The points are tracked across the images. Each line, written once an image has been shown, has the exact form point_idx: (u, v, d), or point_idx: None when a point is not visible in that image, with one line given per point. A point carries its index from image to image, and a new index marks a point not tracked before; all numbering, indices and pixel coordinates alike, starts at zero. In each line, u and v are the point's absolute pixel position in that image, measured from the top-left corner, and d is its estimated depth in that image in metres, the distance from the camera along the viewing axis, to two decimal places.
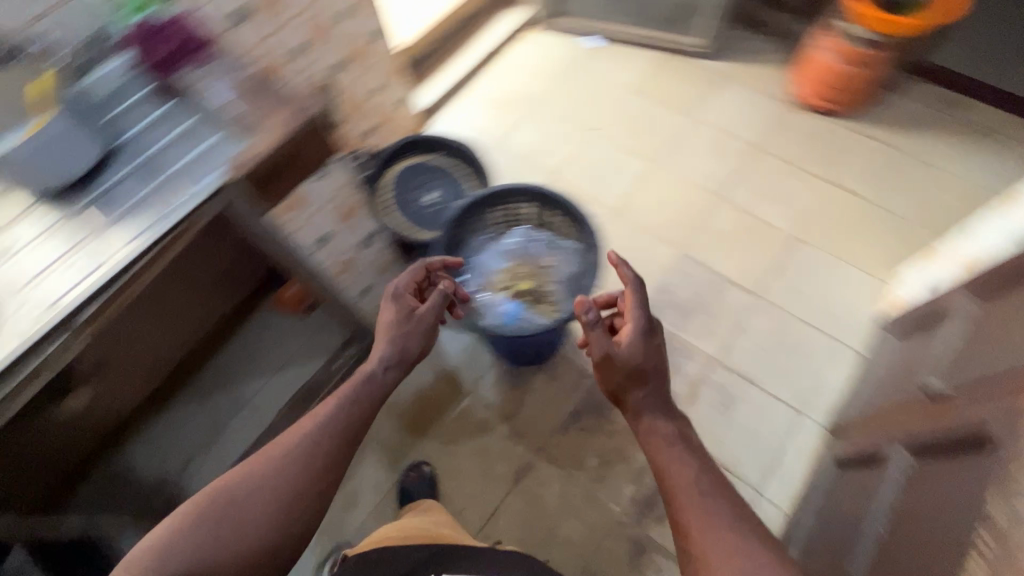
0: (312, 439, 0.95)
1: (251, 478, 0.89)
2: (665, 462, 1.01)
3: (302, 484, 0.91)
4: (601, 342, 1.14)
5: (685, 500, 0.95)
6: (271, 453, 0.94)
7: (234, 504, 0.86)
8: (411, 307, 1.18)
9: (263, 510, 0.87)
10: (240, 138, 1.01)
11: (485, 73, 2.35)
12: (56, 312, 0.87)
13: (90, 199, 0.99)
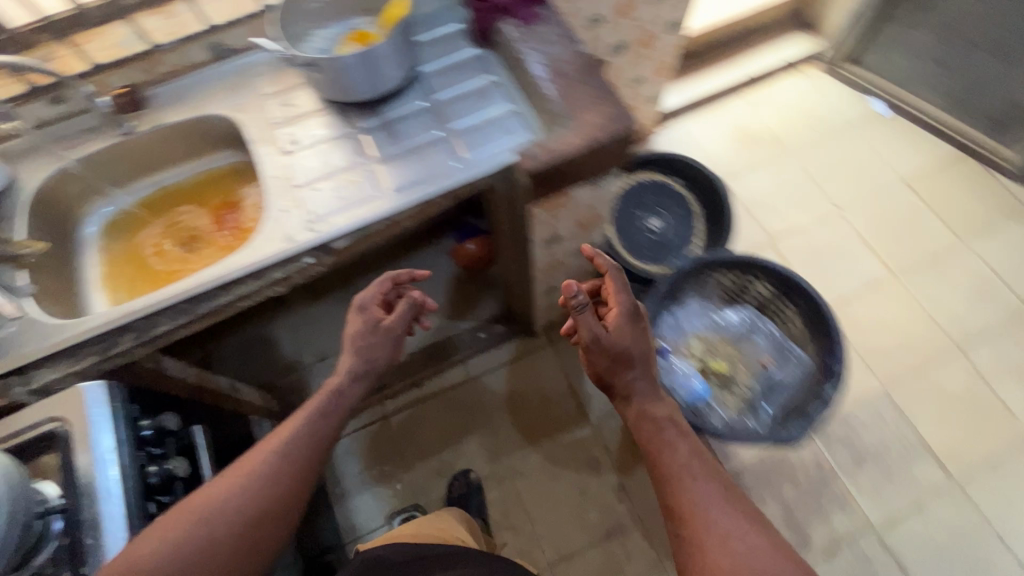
0: (290, 451, 0.83)
1: (204, 508, 0.74)
2: (660, 444, 0.83)
3: (271, 514, 0.78)
4: (587, 321, 0.88)
5: (688, 494, 0.76)
6: (229, 478, 0.78)
7: (184, 540, 0.71)
8: (378, 319, 0.96)
9: (217, 545, 0.72)
10: (539, 123, 0.94)
11: (740, 96, 2.11)
12: (318, 232, 0.85)
13: (377, 125, 0.96)
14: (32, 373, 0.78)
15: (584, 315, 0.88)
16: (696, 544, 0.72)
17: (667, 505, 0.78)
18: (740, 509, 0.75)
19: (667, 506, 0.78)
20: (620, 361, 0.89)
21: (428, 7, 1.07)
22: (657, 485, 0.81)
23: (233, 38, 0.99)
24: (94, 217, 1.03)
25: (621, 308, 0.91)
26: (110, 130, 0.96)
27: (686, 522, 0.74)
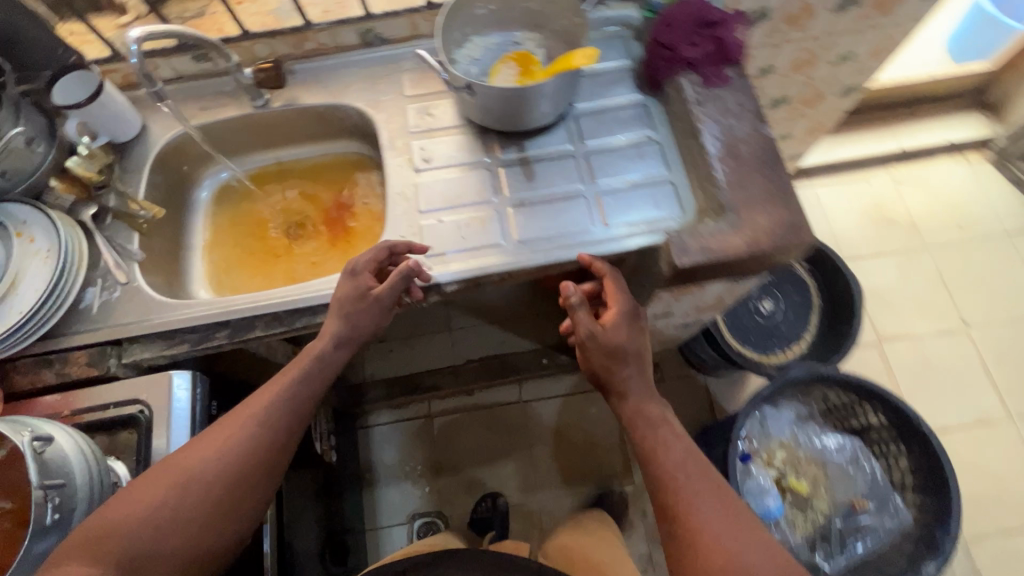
0: (269, 416, 0.71)
1: (168, 482, 0.63)
2: (656, 444, 0.70)
3: (242, 487, 0.67)
4: (585, 325, 0.76)
5: (693, 516, 0.63)
6: (200, 447, 0.67)
7: (147, 515, 0.61)
8: (369, 287, 0.76)
9: (180, 523, 0.62)
10: (694, 205, 0.83)
11: (886, 168, 1.88)
12: (434, 273, 0.79)
13: (516, 162, 0.87)
14: (127, 348, 0.77)
15: (582, 311, 0.76)
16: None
17: (671, 530, 0.64)
18: (752, 530, 0.62)
19: (671, 531, 0.64)
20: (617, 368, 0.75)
21: (597, 36, 0.96)
22: (656, 505, 0.67)
23: (388, 29, 0.92)
24: (209, 180, 1.00)
25: (616, 303, 0.78)
26: (246, 100, 0.93)
27: (694, 551, 0.61)
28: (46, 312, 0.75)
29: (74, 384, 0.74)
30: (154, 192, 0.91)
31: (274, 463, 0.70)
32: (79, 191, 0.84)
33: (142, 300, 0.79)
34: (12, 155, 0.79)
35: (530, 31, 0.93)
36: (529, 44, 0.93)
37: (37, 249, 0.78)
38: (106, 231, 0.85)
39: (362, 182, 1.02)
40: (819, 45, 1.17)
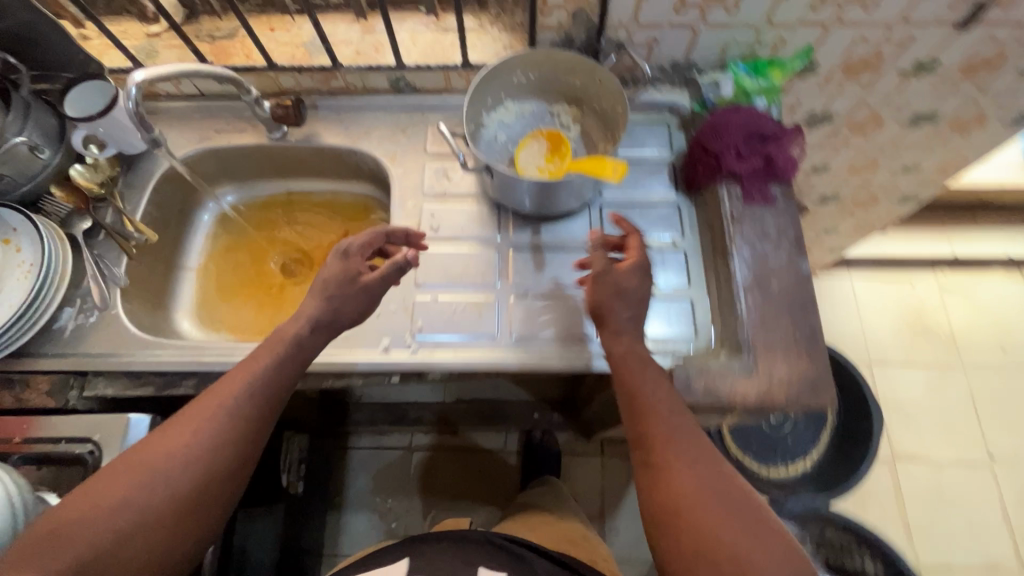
0: (240, 402, 0.61)
1: (130, 478, 0.56)
2: (641, 381, 0.64)
3: (213, 479, 0.58)
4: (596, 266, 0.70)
5: (670, 455, 0.59)
6: (163, 441, 0.58)
7: (106, 513, 0.54)
8: (359, 271, 0.69)
9: (146, 515, 0.55)
10: (711, 330, 0.76)
11: (935, 273, 1.76)
12: (417, 358, 0.74)
13: (529, 246, 0.81)
14: (90, 381, 0.74)
15: (598, 255, 0.71)
16: (678, 514, 0.55)
17: (645, 467, 0.60)
18: (729, 477, 0.58)
19: (645, 462, 0.60)
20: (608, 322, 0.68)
21: (641, 120, 0.90)
22: (633, 443, 0.63)
23: (420, 79, 0.87)
24: (213, 200, 0.96)
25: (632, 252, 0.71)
26: (263, 130, 0.89)
27: (668, 485, 0.57)
28: (15, 333, 0.72)
29: (28, 412, 0.72)
30: (154, 210, 0.88)
31: (254, 442, 0.62)
32: (78, 202, 0.82)
33: (117, 330, 0.76)
34: (12, 160, 0.76)
35: (568, 104, 0.87)
36: (564, 118, 0.87)
37: (22, 261, 0.76)
38: (95, 247, 0.82)
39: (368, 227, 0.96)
40: (882, 153, 1.08)
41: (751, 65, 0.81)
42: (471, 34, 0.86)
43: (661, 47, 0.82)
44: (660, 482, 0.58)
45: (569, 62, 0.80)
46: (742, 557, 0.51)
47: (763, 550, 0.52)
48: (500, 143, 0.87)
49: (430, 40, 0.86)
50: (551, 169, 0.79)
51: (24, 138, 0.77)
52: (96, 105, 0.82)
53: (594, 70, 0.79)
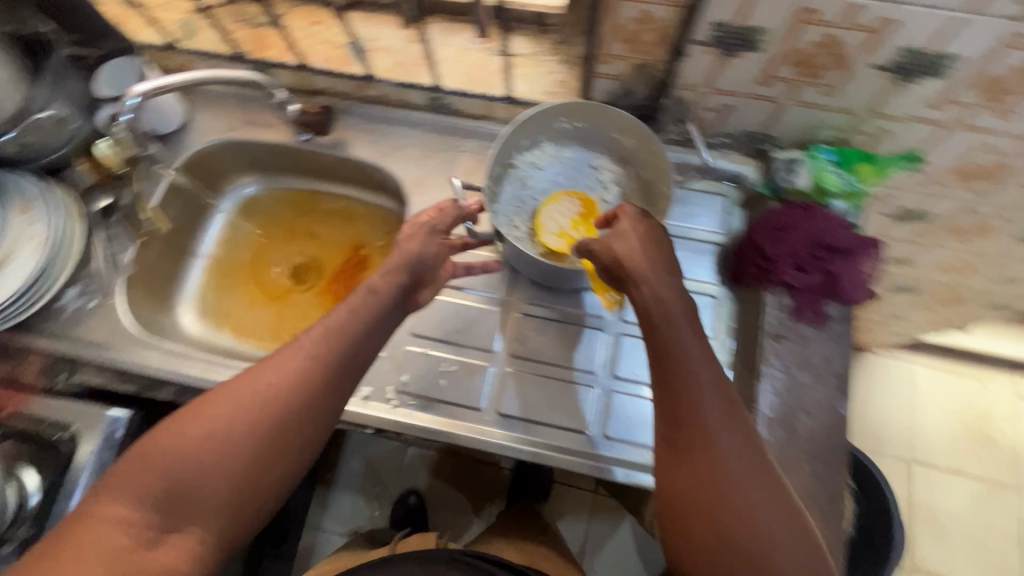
0: (322, 345, 0.54)
1: (209, 415, 0.49)
2: (676, 339, 0.53)
3: (295, 423, 0.51)
4: (601, 250, 0.61)
5: (709, 441, 0.50)
6: (253, 375, 0.52)
7: (192, 449, 0.48)
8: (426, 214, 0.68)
9: (231, 457, 0.49)
10: None
11: (1016, 378, 1.54)
12: (394, 416, 0.70)
13: (540, 313, 0.75)
14: (80, 366, 0.76)
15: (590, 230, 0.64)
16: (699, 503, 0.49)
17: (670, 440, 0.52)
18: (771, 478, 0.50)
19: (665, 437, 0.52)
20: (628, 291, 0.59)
21: (696, 187, 0.79)
22: (661, 414, 0.53)
23: (461, 103, 0.79)
24: (237, 188, 0.94)
25: (623, 218, 0.61)
26: (291, 130, 0.85)
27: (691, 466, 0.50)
28: (14, 310, 0.72)
29: (19, 389, 0.73)
30: (174, 195, 0.86)
31: (344, 384, 0.54)
32: (103, 176, 0.81)
33: (114, 320, 0.77)
34: (38, 132, 0.74)
35: (613, 159, 0.76)
36: (605, 175, 0.76)
37: (34, 234, 0.75)
38: (109, 229, 0.82)
39: (383, 242, 0.92)
40: (982, 262, 0.91)
41: (840, 153, 0.68)
42: (522, 60, 0.76)
43: (734, 114, 0.70)
44: (685, 459, 0.50)
45: (624, 120, 0.69)
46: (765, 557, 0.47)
47: (790, 552, 0.47)
48: (526, 186, 0.75)
49: (477, 61, 0.77)
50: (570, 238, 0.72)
51: (50, 112, 0.74)
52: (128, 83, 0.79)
53: (647, 135, 0.68)
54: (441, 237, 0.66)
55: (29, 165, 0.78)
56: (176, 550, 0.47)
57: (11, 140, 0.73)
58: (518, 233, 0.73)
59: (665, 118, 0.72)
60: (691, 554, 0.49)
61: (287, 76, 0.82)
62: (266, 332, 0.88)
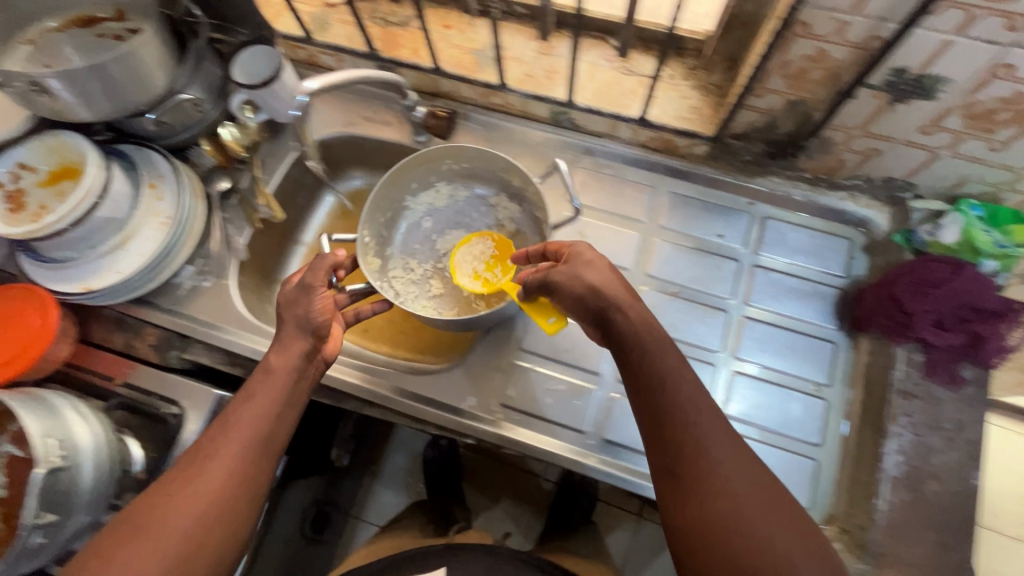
0: (256, 399, 0.59)
1: (167, 489, 0.53)
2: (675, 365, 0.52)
3: (243, 470, 0.55)
4: (567, 285, 0.56)
5: (710, 482, 0.46)
6: (182, 479, 0.54)
7: (154, 521, 0.51)
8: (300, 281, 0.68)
9: (190, 515, 0.51)
10: (830, 509, 0.65)
11: None
12: (496, 428, 0.70)
13: None
14: (191, 345, 0.77)
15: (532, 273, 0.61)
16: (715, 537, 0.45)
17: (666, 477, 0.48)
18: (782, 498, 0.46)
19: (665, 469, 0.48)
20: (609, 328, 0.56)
21: (818, 227, 0.77)
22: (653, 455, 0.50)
23: (586, 120, 0.79)
24: (342, 181, 0.95)
25: (581, 248, 0.59)
26: (408, 130, 0.85)
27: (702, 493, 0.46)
28: (137, 282, 0.74)
29: (134, 360, 0.75)
30: (288, 184, 0.88)
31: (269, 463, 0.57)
32: (223, 159, 0.83)
33: (225, 302, 0.79)
34: (176, 112, 0.77)
35: (505, 196, 0.84)
36: (502, 210, 0.85)
37: (159, 211, 0.77)
38: (227, 211, 0.84)
39: None
40: None
41: (990, 211, 0.66)
42: (656, 83, 0.75)
43: (878, 159, 0.67)
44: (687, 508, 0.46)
45: (502, 163, 0.78)
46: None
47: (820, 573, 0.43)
48: (428, 225, 0.86)
49: (609, 79, 0.76)
50: (487, 280, 0.74)
51: (190, 94, 0.77)
52: (262, 73, 0.77)
53: (527, 179, 0.75)
54: (321, 291, 0.66)
55: (158, 141, 0.81)
56: None
57: (151, 118, 0.75)
58: (417, 273, 0.84)
59: (802, 156, 0.70)
60: None
61: (412, 77, 0.82)
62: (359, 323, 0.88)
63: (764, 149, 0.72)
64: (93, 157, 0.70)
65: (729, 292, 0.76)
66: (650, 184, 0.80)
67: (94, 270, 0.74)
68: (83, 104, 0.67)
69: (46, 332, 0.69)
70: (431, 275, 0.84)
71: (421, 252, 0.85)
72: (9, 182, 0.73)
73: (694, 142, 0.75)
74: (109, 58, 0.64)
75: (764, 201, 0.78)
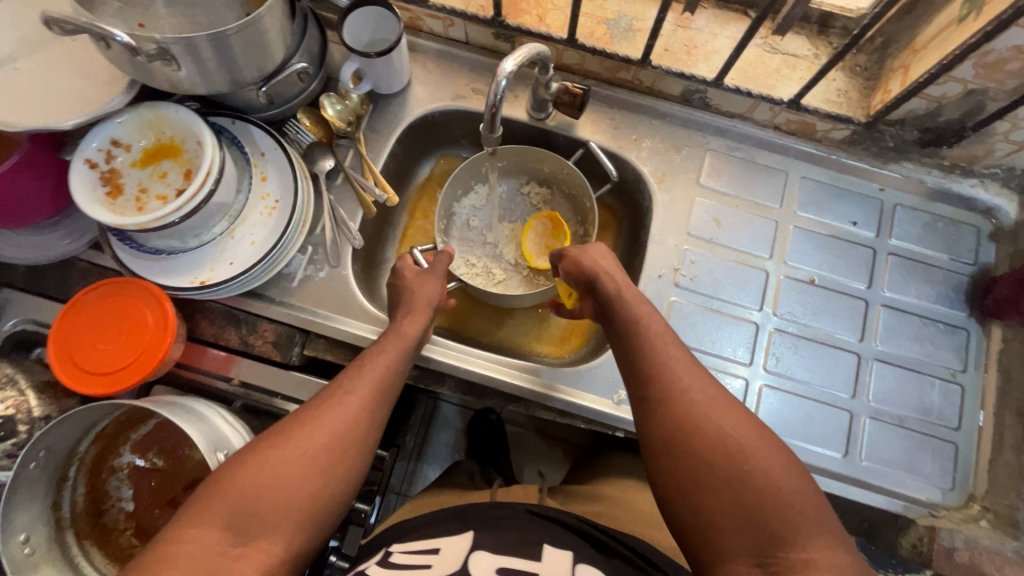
0: (359, 381, 0.61)
1: (272, 446, 0.54)
2: (669, 347, 0.58)
3: (339, 443, 0.56)
4: (577, 255, 0.69)
5: (712, 435, 0.51)
6: (286, 438, 0.55)
7: (258, 470, 0.52)
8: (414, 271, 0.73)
9: (288, 472, 0.53)
10: (971, 489, 0.68)
11: None
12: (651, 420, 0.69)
13: (790, 329, 0.73)
14: (312, 339, 0.72)
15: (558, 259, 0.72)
16: (698, 461, 0.50)
17: (648, 406, 0.56)
18: (783, 456, 0.50)
19: (666, 427, 0.53)
20: (610, 307, 0.64)
21: (947, 214, 0.76)
22: (656, 420, 0.54)
23: (722, 100, 0.75)
24: (439, 158, 0.88)
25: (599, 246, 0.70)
26: (526, 105, 0.79)
27: (676, 415, 0.53)
28: (253, 275, 0.68)
29: (256, 359, 0.70)
30: (392, 162, 0.81)
31: (382, 414, 0.61)
32: (322, 135, 0.76)
33: (345, 293, 0.73)
34: (282, 82, 0.69)
35: (537, 183, 0.86)
36: (535, 199, 0.86)
37: (267, 193, 0.70)
38: (334, 193, 0.76)
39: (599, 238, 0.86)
40: None
41: None
42: (801, 63, 0.73)
43: None
44: (684, 455, 0.51)
45: (532, 152, 0.80)
46: (774, 488, 0.47)
47: (809, 514, 0.46)
48: (475, 221, 0.86)
49: (753, 58, 0.73)
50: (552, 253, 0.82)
51: (297, 62, 0.69)
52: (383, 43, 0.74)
53: (558, 163, 0.79)
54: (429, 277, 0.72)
55: (255, 114, 0.73)
56: (200, 551, 0.47)
57: (261, 93, 0.68)
58: (477, 267, 0.83)
59: (953, 146, 0.71)
60: (724, 541, 0.47)
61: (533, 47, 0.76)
62: (458, 323, 0.83)
63: (918, 136, 0.72)
64: (208, 135, 0.62)
65: (865, 280, 0.75)
66: (782, 168, 0.78)
67: (201, 261, 0.67)
68: (199, 78, 0.58)
69: (165, 327, 0.63)
70: (487, 264, 0.84)
71: (477, 245, 0.85)
72: (101, 162, 0.63)
73: (841, 127, 0.73)
74: (235, 27, 0.55)
75: (895, 188, 0.77)
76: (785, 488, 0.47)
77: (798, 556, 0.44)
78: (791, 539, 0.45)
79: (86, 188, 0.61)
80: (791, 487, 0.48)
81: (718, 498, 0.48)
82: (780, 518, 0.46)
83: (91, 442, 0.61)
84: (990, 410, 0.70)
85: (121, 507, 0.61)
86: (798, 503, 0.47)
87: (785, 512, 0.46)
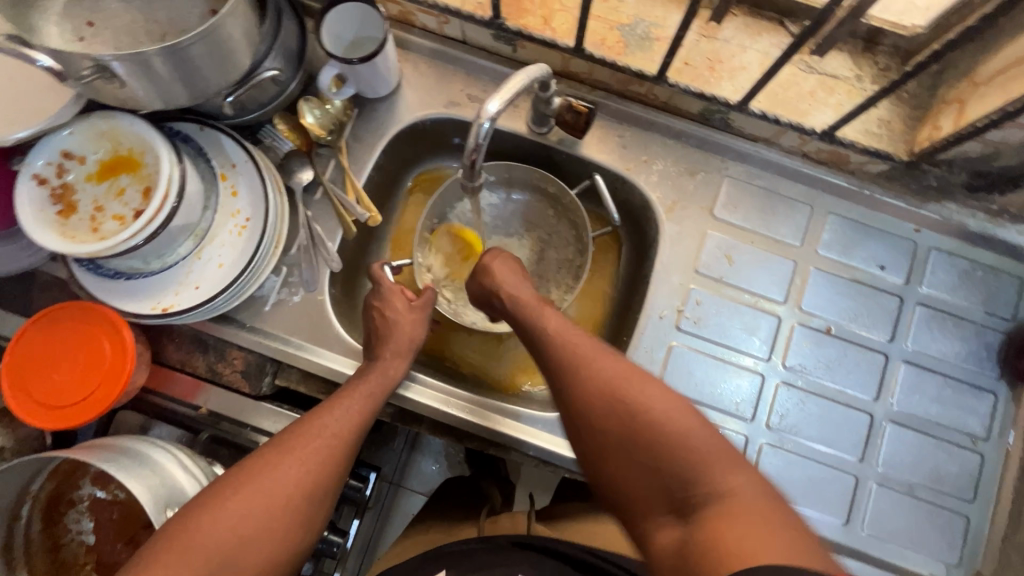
0: (337, 419, 0.57)
1: (244, 491, 0.51)
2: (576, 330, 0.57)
3: (316, 487, 0.54)
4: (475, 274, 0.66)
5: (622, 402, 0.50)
6: (259, 482, 0.52)
7: (232, 519, 0.49)
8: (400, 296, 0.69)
9: (262, 519, 0.50)
10: (978, 566, 0.64)
11: None
12: None
13: (798, 383, 0.67)
14: (284, 368, 0.68)
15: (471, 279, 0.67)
16: (615, 429, 0.50)
17: (561, 390, 0.54)
18: (688, 410, 0.49)
19: (580, 404, 0.52)
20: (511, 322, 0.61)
21: (989, 262, 0.68)
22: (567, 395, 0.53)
23: (746, 124, 0.67)
24: (431, 166, 0.81)
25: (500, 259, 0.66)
26: (527, 118, 0.71)
27: (588, 391, 0.52)
28: (219, 302, 0.63)
29: (224, 389, 0.66)
30: (376, 174, 0.74)
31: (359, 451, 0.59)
32: (301, 142, 0.69)
33: (319, 321, 0.68)
34: (253, 88, 0.62)
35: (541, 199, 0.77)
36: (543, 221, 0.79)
37: (237, 210, 0.64)
38: (312, 208, 0.70)
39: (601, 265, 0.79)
40: None
41: None
42: (840, 85, 0.64)
43: None
44: (599, 427, 0.50)
45: (540, 176, 0.74)
46: (684, 436, 0.47)
47: (717, 453, 0.46)
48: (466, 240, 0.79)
49: (784, 78, 0.64)
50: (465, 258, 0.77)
51: (270, 66, 0.61)
52: (368, 43, 0.67)
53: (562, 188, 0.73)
54: (396, 307, 0.67)
55: (226, 121, 0.67)
56: None
57: (230, 100, 0.61)
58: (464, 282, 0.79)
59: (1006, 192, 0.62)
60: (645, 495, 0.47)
61: (535, 52, 0.68)
62: (444, 348, 0.78)
63: (966, 180, 0.64)
64: (163, 149, 0.55)
65: (889, 333, 0.68)
66: (807, 201, 0.70)
67: (164, 284, 0.62)
68: (157, 95, 0.52)
69: (123, 355, 0.59)
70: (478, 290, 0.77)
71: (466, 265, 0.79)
72: (52, 177, 0.57)
73: (879, 162, 0.64)
74: (194, 36, 0.48)
75: (933, 230, 0.69)
76: (691, 435, 0.47)
77: (709, 493, 0.44)
78: (697, 477, 0.45)
79: (34, 207, 0.56)
80: (700, 433, 0.47)
81: (629, 459, 0.49)
82: (687, 463, 0.46)
83: (45, 480, 0.59)
84: (1012, 484, 0.65)
85: (81, 541, 0.59)
86: (709, 446, 0.47)
87: (693, 455, 0.46)
